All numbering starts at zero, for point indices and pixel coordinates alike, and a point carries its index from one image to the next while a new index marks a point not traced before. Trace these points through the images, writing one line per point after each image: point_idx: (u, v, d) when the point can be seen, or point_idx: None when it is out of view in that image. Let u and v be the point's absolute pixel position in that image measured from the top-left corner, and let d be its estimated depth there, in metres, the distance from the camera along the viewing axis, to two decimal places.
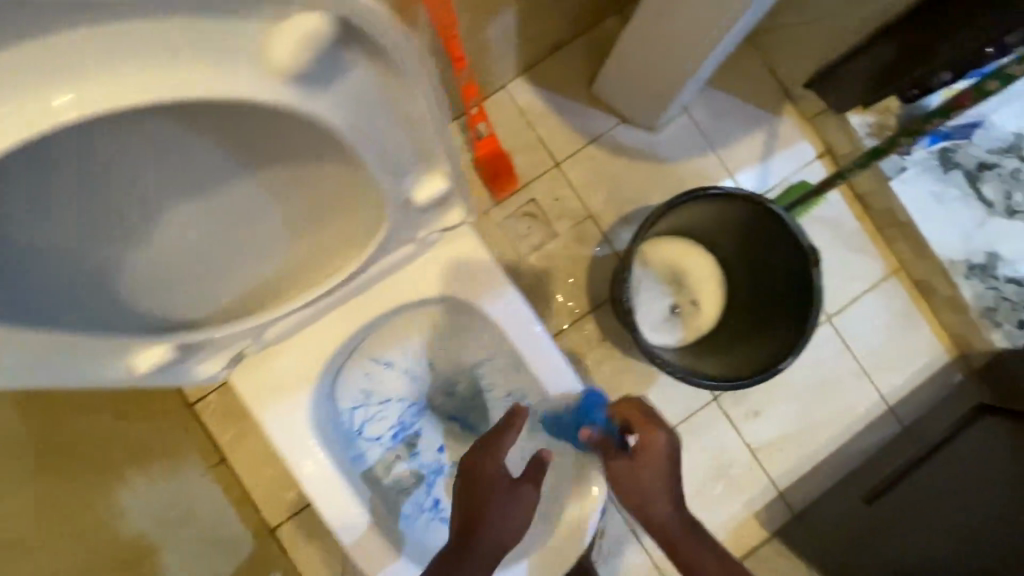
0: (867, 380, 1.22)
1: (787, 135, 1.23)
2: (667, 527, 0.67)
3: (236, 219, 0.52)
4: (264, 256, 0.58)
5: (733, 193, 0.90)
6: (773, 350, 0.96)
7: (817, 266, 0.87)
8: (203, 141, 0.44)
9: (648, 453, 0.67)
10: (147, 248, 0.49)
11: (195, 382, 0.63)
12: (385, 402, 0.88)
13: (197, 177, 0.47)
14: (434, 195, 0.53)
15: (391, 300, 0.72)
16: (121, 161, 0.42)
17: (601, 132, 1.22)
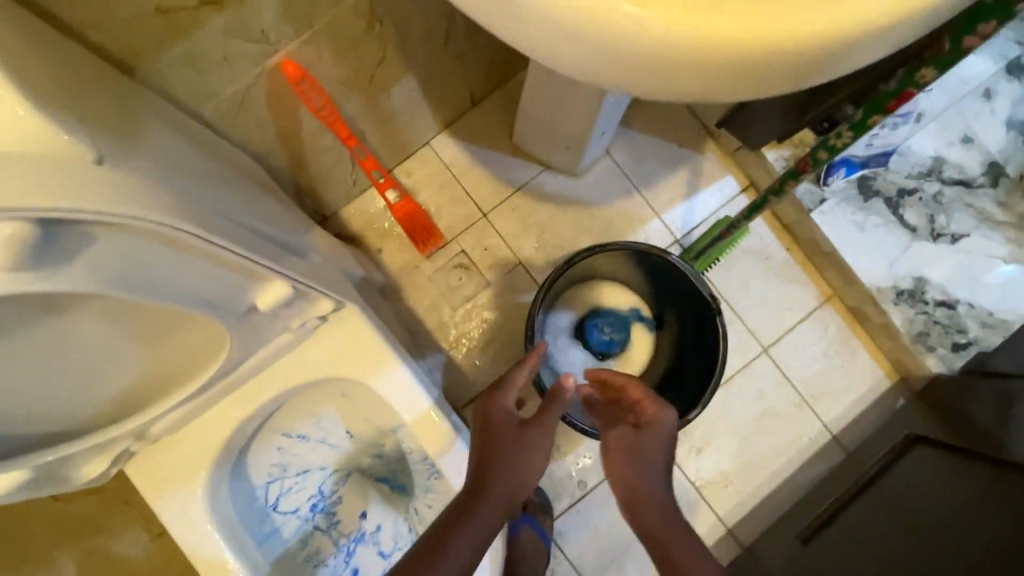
0: (810, 410, 1.21)
1: (711, 171, 1.24)
2: (657, 504, 0.68)
3: (91, 354, 0.52)
4: (114, 372, 0.56)
5: (628, 247, 0.92)
6: (697, 389, 0.98)
7: (719, 316, 0.88)
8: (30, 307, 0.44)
9: (650, 424, 0.73)
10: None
11: (84, 485, 0.63)
12: (304, 472, 0.90)
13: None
14: (280, 298, 0.55)
15: (277, 384, 0.74)
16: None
17: (526, 181, 1.24)
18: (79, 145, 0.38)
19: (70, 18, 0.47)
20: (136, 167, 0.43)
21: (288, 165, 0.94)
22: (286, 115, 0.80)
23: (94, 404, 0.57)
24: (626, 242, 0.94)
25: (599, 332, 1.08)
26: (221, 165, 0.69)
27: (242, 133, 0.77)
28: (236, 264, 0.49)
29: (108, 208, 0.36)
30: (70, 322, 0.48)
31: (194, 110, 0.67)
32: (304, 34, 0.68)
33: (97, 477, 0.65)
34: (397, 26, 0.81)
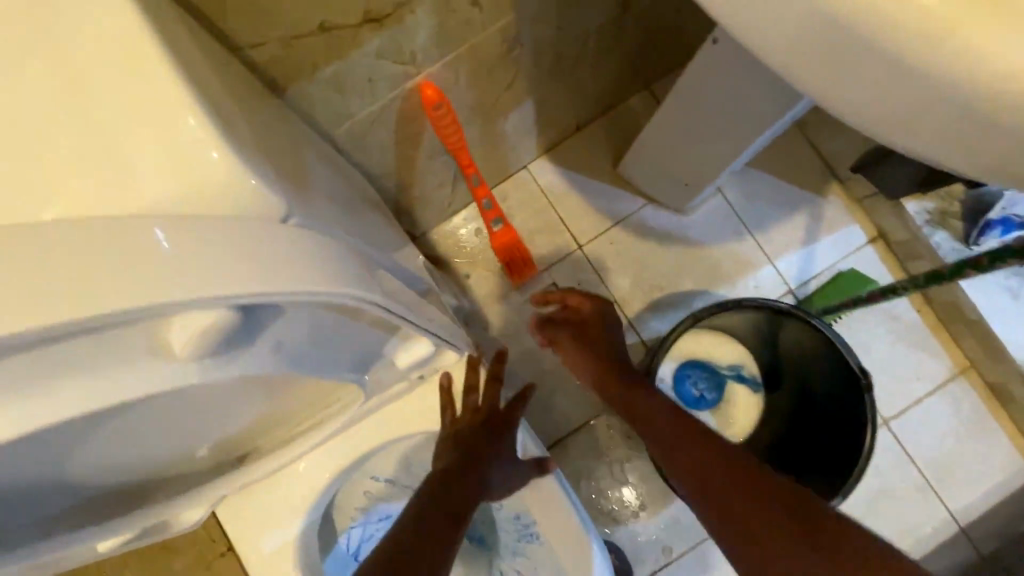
0: (935, 496, 1.06)
1: (835, 217, 1.13)
2: (620, 377, 0.82)
3: (215, 410, 0.47)
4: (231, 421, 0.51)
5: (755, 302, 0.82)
6: (835, 467, 0.85)
7: (869, 395, 0.77)
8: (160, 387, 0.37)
9: (592, 310, 0.89)
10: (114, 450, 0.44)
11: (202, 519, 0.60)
12: (388, 517, 0.84)
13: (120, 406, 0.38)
14: (419, 355, 0.50)
15: (372, 435, 0.65)
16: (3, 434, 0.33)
17: (627, 213, 1.16)
18: (274, 201, 0.35)
19: (236, 33, 0.42)
20: (319, 225, 0.40)
21: (394, 187, 0.89)
22: (408, 137, 0.75)
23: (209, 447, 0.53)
24: (751, 299, 0.83)
25: (692, 387, 0.99)
26: (349, 191, 0.63)
27: (363, 154, 0.72)
28: (385, 326, 0.45)
29: (297, 286, 0.33)
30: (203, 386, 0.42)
31: (328, 131, 0.62)
32: (449, 54, 0.62)
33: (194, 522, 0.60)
34: (534, 49, 0.74)
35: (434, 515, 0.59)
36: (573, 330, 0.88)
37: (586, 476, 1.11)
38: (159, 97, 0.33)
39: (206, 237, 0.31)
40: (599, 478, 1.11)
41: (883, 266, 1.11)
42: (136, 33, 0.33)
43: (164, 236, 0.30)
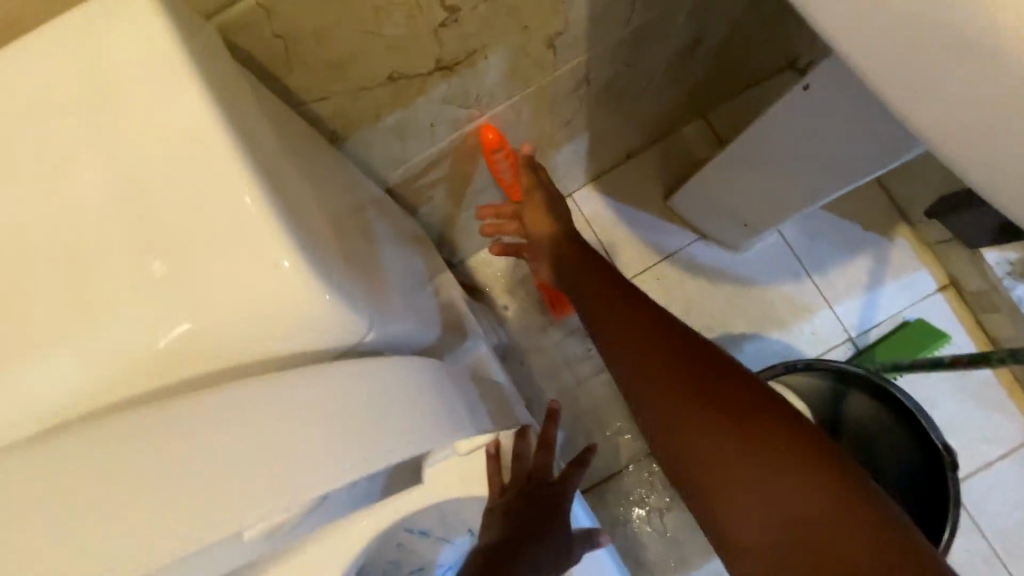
0: (1004, 570, 0.98)
1: (901, 262, 1.05)
2: (567, 263, 0.66)
3: None
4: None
5: (826, 363, 0.76)
6: None
7: (953, 474, 0.70)
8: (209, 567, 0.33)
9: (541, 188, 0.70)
10: None
11: None
12: (417, 570, 0.79)
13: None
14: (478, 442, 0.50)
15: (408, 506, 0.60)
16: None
17: (676, 248, 1.10)
18: (354, 315, 0.34)
19: (302, 87, 0.40)
20: (389, 326, 0.39)
21: (439, 219, 0.84)
22: (461, 175, 0.70)
23: None
24: (821, 359, 0.77)
25: None
26: (402, 239, 0.60)
27: (414, 194, 0.68)
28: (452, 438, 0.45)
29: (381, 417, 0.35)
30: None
31: (382, 176, 0.58)
32: (515, 96, 0.57)
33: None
34: (600, 85, 0.69)
35: None
36: (549, 190, 0.69)
37: (622, 525, 1.05)
38: (223, 209, 0.31)
39: (287, 401, 0.31)
40: (637, 527, 1.05)
41: (953, 316, 1.03)
42: (203, 141, 0.31)
43: (238, 431, 0.29)
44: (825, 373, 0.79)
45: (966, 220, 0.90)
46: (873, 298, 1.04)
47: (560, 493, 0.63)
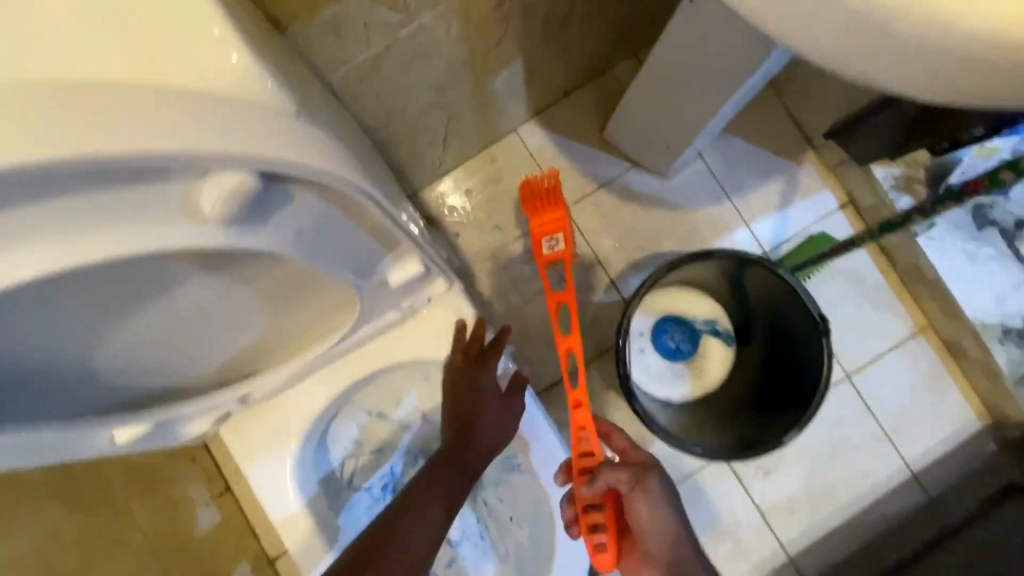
0: (891, 444, 1.15)
1: (808, 183, 1.18)
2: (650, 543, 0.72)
3: (216, 308, 0.50)
4: (240, 325, 0.55)
5: (735, 253, 0.90)
6: (794, 410, 0.92)
7: (825, 337, 0.86)
8: (173, 267, 0.42)
9: (643, 483, 0.71)
10: (135, 342, 0.48)
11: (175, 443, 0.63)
12: (377, 451, 0.89)
13: (146, 291, 0.43)
14: (408, 277, 0.54)
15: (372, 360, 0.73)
16: (27, 299, 0.36)
17: (612, 177, 1.21)
18: (279, 101, 0.42)
19: None
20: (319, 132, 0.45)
21: (388, 140, 0.93)
22: (402, 88, 0.79)
23: (220, 350, 0.57)
24: (732, 250, 0.91)
25: (668, 341, 1.10)
26: (345, 134, 0.68)
27: (360, 104, 0.76)
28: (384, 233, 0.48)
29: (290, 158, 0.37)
30: (194, 288, 0.46)
31: (325, 75, 0.66)
32: (440, 4, 0.66)
33: (200, 429, 0.65)
34: (522, 5, 0.78)
35: (424, 486, 0.65)
36: (655, 487, 0.72)
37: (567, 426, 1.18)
38: (180, 45, 0.39)
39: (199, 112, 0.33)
40: None
41: (851, 230, 1.17)
42: None
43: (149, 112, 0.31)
44: (736, 263, 0.93)
45: (875, 129, 1.00)
46: (784, 217, 1.17)
47: (506, 399, 0.74)
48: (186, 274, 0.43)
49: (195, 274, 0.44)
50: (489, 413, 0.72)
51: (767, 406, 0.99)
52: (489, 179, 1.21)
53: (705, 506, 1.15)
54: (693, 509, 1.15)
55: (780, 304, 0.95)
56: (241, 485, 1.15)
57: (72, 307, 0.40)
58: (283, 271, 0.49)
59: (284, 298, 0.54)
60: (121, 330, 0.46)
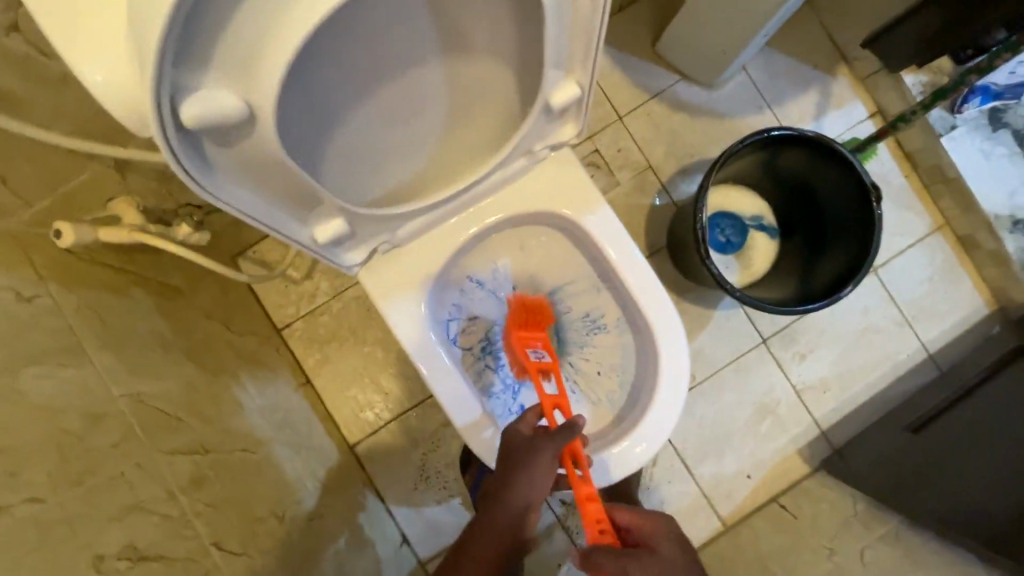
0: (910, 330, 1.28)
1: (841, 95, 1.29)
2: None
3: (418, 105, 0.57)
4: (426, 136, 0.62)
5: (800, 132, 1.00)
6: (843, 276, 1.03)
7: (877, 204, 0.97)
8: (414, 27, 0.49)
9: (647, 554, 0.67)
10: (355, 127, 0.55)
11: (336, 266, 0.70)
12: (475, 317, 0.96)
13: (391, 64, 0.51)
14: (567, 100, 0.61)
15: (495, 212, 0.80)
16: (340, 32, 0.44)
17: (662, 88, 1.29)
18: None
19: None
20: None
21: None
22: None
23: (401, 169, 0.63)
24: (796, 129, 1.01)
25: (720, 233, 1.20)
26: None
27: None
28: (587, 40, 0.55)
29: None
30: (416, 75, 0.54)
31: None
32: None
33: (361, 254, 0.72)
34: None
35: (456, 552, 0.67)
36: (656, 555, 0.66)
37: None
38: None
39: None
40: None
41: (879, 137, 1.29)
42: None
43: None
44: (797, 144, 1.03)
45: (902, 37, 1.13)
46: (819, 124, 1.28)
47: (532, 444, 0.70)
48: (420, 41, 0.51)
49: (423, 50, 0.52)
50: (518, 466, 0.70)
51: (813, 280, 1.09)
52: None
53: (747, 387, 1.28)
54: (736, 390, 1.28)
55: (835, 184, 1.05)
56: (320, 377, 1.23)
57: (342, 52, 0.46)
58: (485, 71, 0.57)
59: (468, 111, 0.62)
60: (357, 110, 0.53)
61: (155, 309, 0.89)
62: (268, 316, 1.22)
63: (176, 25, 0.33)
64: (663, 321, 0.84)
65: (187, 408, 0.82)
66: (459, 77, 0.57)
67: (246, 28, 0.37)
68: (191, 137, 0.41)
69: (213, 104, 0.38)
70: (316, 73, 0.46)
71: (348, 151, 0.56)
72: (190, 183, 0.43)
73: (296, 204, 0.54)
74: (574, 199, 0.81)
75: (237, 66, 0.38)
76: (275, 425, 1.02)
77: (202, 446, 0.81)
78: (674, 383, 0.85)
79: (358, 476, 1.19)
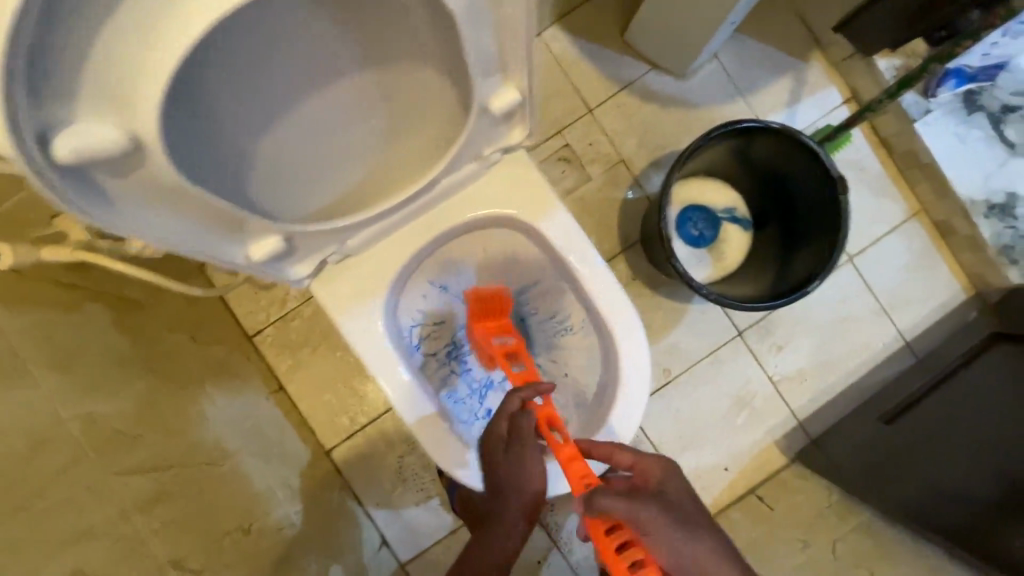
0: (887, 318, 1.28)
1: (815, 81, 1.27)
2: None
3: (346, 116, 0.55)
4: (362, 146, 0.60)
5: (766, 124, 0.98)
6: (812, 269, 1.02)
7: (844, 195, 0.95)
8: (322, 40, 0.47)
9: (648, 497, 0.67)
10: (279, 141, 0.53)
11: (283, 281, 0.69)
12: (440, 322, 0.95)
13: (310, 77, 0.50)
14: (507, 104, 0.59)
15: (448, 220, 0.78)
16: (242, 50, 0.43)
17: (633, 79, 1.27)
18: None
19: None
20: None
21: None
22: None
23: (340, 181, 0.62)
24: (762, 120, 0.99)
25: (691, 227, 1.18)
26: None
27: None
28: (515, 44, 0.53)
29: None
30: (337, 88, 0.52)
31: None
32: None
33: (309, 265, 0.70)
34: None
35: None
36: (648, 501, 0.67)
37: None
38: None
39: None
40: None
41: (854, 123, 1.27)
42: None
43: None
44: (764, 135, 1.01)
45: (873, 21, 1.11)
46: (793, 112, 1.26)
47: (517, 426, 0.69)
48: (334, 54, 0.49)
49: (339, 62, 0.50)
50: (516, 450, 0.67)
51: (783, 273, 1.08)
52: None
53: (724, 380, 1.27)
54: (712, 383, 1.27)
55: (805, 174, 1.03)
56: (293, 382, 1.22)
57: (247, 69, 0.45)
58: (412, 80, 0.55)
59: (401, 118, 0.59)
60: (278, 125, 0.52)
61: (112, 324, 0.88)
62: (238, 322, 1.21)
63: (21, 51, 0.32)
64: (623, 324, 0.83)
65: (145, 425, 0.81)
66: (385, 87, 0.55)
67: (117, 51, 0.36)
68: (77, 173, 0.40)
69: (85, 137, 0.37)
70: (221, 89, 0.44)
71: (275, 167, 0.55)
72: (83, 217, 0.42)
73: (220, 226, 0.52)
74: (528, 203, 0.78)
75: (110, 93, 0.37)
76: (243, 435, 1.01)
77: (160, 463, 0.80)
78: (637, 383, 0.83)
79: (335, 480, 1.19)
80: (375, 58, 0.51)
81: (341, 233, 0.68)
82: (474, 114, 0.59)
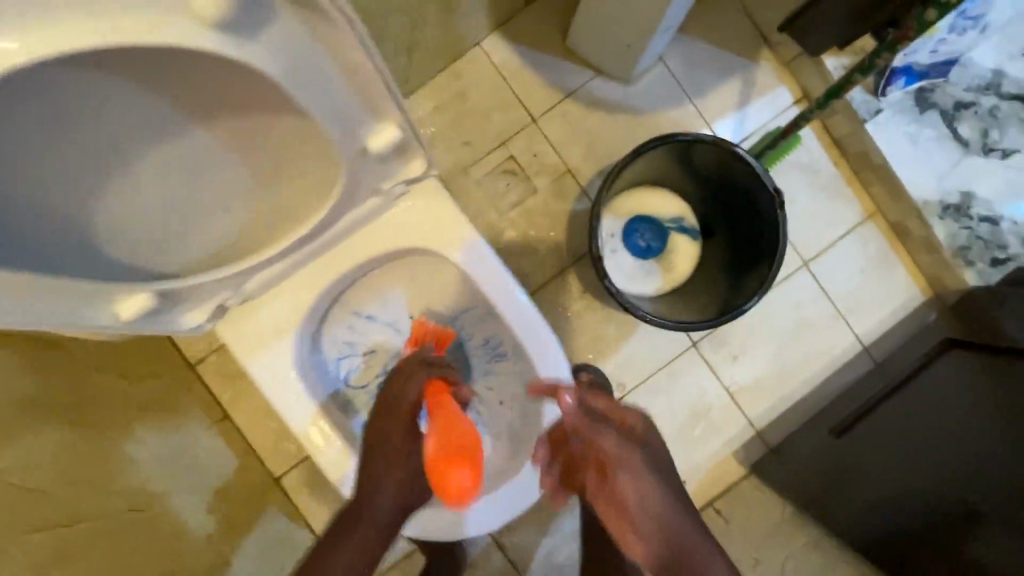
0: (845, 322, 1.25)
1: (765, 82, 1.23)
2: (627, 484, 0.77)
3: (199, 165, 0.55)
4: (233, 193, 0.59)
5: (698, 137, 0.94)
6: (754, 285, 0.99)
7: (781, 209, 0.92)
8: (139, 96, 0.46)
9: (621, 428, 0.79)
10: (127, 197, 0.53)
11: (176, 332, 0.66)
12: (370, 352, 0.92)
13: (140, 130, 0.49)
14: (388, 142, 0.56)
15: (358, 254, 0.75)
16: (44, 116, 0.42)
17: (577, 86, 1.23)
18: None
19: None
20: None
21: None
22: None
23: (216, 228, 0.61)
24: (695, 134, 0.95)
25: (638, 240, 1.15)
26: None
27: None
28: (373, 80, 0.49)
29: None
30: (178, 138, 0.52)
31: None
32: None
33: (208, 310, 0.67)
34: None
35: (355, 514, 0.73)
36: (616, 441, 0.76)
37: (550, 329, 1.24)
38: None
39: None
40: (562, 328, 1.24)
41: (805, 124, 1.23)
42: None
43: None
44: (700, 148, 0.98)
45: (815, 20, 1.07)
46: (742, 115, 1.22)
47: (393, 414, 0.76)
48: (160, 108, 0.48)
49: (168, 115, 0.49)
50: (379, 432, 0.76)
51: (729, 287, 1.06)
52: (456, 96, 1.22)
53: (680, 392, 1.25)
54: (668, 396, 1.25)
55: (744, 186, 0.99)
56: (239, 411, 1.19)
57: (54, 131, 0.44)
58: (268, 126, 0.53)
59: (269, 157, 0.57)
60: (117, 180, 0.51)
61: (28, 371, 0.82)
62: (179, 352, 1.18)
63: None
64: (544, 355, 0.80)
65: (58, 477, 0.77)
66: (233, 136, 0.54)
67: None
68: None
69: None
70: (29, 150, 0.43)
71: (130, 222, 0.54)
72: None
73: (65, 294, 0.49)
74: (441, 233, 0.75)
75: None
76: (177, 474, 0.99)
77: (71, 517, 0.77)
78: (561, 416, 0.81)
79: (284, 510, 1.17)
80: (213, 108, 0.51)
81: (234, 279, 0.65)
82: (354, 155, 0.56)
